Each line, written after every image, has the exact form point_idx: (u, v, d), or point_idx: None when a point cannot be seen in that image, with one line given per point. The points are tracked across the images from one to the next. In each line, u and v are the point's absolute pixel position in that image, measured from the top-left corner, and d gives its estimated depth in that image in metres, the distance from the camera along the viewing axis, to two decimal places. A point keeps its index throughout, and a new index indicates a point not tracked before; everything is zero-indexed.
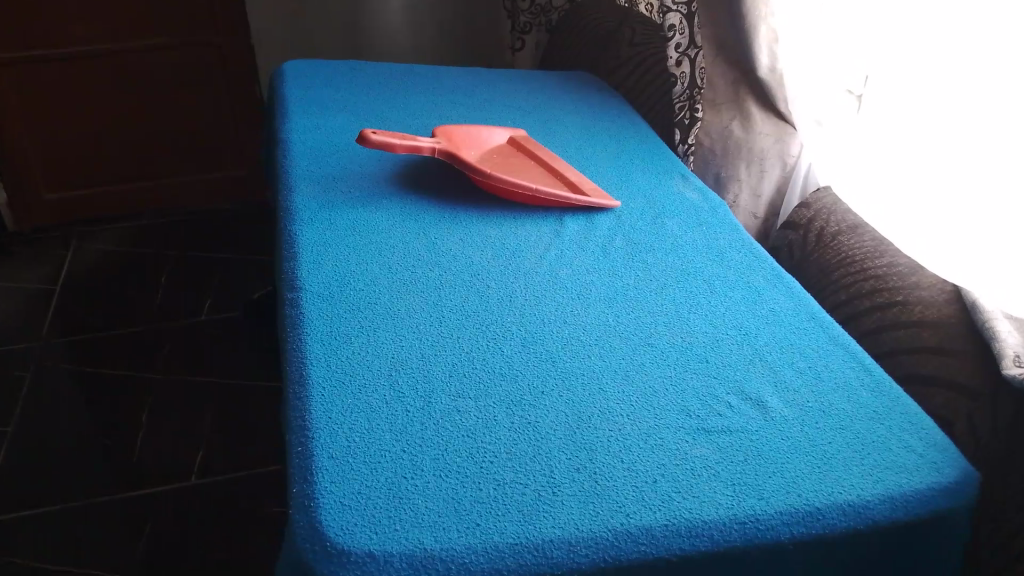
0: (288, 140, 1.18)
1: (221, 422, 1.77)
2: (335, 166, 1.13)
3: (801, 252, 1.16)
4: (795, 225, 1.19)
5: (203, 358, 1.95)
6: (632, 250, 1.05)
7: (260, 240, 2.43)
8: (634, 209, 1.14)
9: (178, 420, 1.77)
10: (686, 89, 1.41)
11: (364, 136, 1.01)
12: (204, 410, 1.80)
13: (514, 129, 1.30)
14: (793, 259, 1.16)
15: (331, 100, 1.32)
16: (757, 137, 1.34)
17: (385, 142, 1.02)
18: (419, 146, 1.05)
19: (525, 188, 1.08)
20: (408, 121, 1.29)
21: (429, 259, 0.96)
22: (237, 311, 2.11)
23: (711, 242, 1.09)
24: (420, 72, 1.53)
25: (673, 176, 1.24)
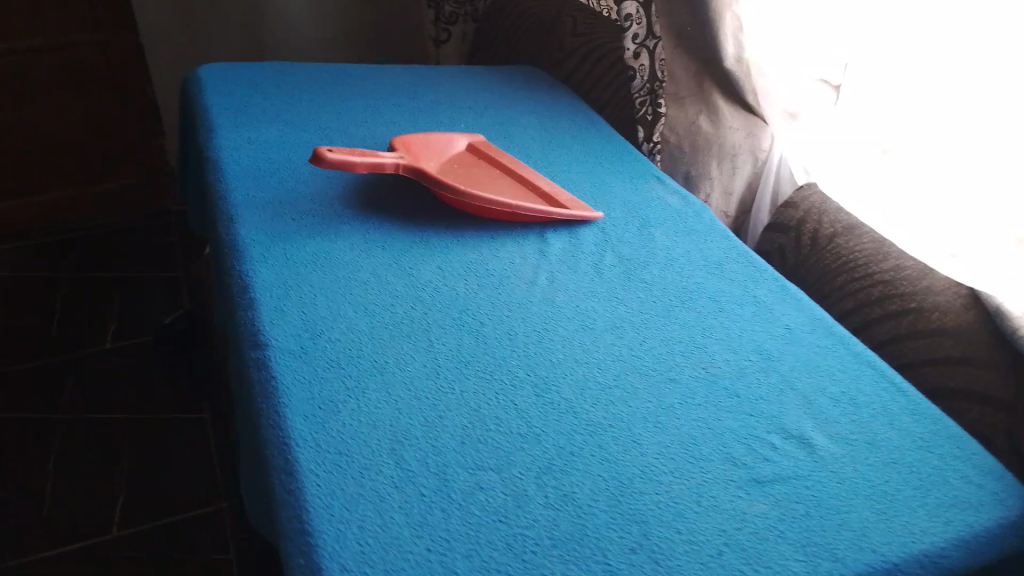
0: (220, 158, 1.02)
1: (144, 463, 1.57)
2: (280, 188, 0.97)
3: (795, 255, 1.09)
4: (783, 227, 1.11)
5: (116, 393, 1.73)
6: (626, 267, 0.95)
7: (167, 253, 2.20)
8: (617, 219, 1.04)
9: (93, 465, 1.56)
10: (645, 82, 1.28)
11: (318, 155, 0.88)
12: (122, 451, 1.59)
13: (471, 134, 1.17)
14: (784, 263, 1.08)
15: (260, 109, 1.16)
16: (727, 132, 1.26)
17: (343, 160, 0.88)
18: (381, 163, 0.92)
19: (503, 206, 0.96)
20: (352, 130, 1.14)
21: (409, 296, 0.83)
22: (149, 336, 1.90)
23: (705, 252, 1.00)
24: (353, 73, 1.38)
25: (648, 179, 1.15)
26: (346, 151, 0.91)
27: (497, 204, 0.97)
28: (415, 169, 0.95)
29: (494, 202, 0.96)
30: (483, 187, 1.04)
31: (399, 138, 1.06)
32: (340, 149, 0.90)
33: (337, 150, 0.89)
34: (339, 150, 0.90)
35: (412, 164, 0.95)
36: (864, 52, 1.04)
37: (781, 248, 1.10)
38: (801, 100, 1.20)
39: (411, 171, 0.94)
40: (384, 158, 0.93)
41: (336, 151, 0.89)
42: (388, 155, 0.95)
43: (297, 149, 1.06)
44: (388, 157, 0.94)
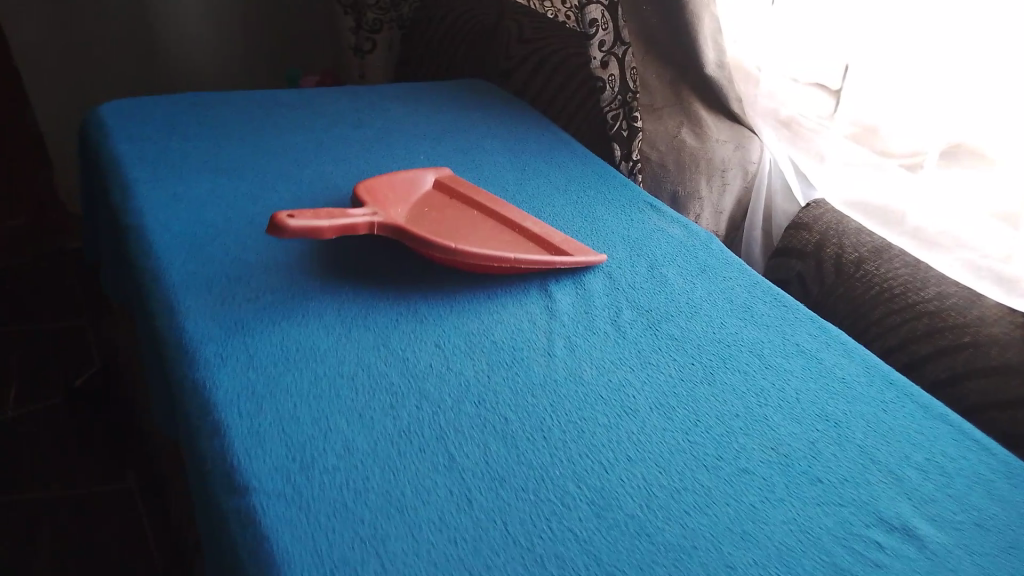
0: (144, 227, 0.82)
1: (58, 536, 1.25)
2: (224, 257, 0.80)
3: (821, 285, 0.96)
4: (799, 253, 0.99)
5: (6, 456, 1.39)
6: (649, 320, 0.81)
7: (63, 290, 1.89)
8: (623, 261, 0.91)
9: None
10: (616, 94, 1.14)
11: (278, 223, 0.70)
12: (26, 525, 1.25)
13: (436, 169, 1.02)
14: (807, 295, 0.96)
15: (182, 156, 0.97)
16: (715, 147, 1.13)
17: (310, 226, 0.72)
18: (354, 224, 0.76)
19: (502, 261, 0.81)
20: (296, 175, 0.97)
21: (410, 390, 0.67)
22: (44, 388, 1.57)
23: (727, 291, 0.88)
24: (283, 98, 1.18)
25: (642, 208, 1.02)
26: (311, 212, 0.74)
27: (493, 260, 0.82)
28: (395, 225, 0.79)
29: (491, 258, 0.81)
30: (466, 240, 0.88)
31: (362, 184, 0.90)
32: (305, 212, 0.73)
33: (299, 214, 0.73)
34: (305, 213, 0.73)
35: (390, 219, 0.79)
36: (865, 38, 0.93)
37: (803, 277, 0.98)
38: (795, 100, 1.09)
39: (392, 230, 0.78)
40: (356, 216, 0.77)
41: (300, 215, 0.72)
42: (359, 210, 0.79)
43: (238, 207, 0.88)
44: (361, 213, 0.78)
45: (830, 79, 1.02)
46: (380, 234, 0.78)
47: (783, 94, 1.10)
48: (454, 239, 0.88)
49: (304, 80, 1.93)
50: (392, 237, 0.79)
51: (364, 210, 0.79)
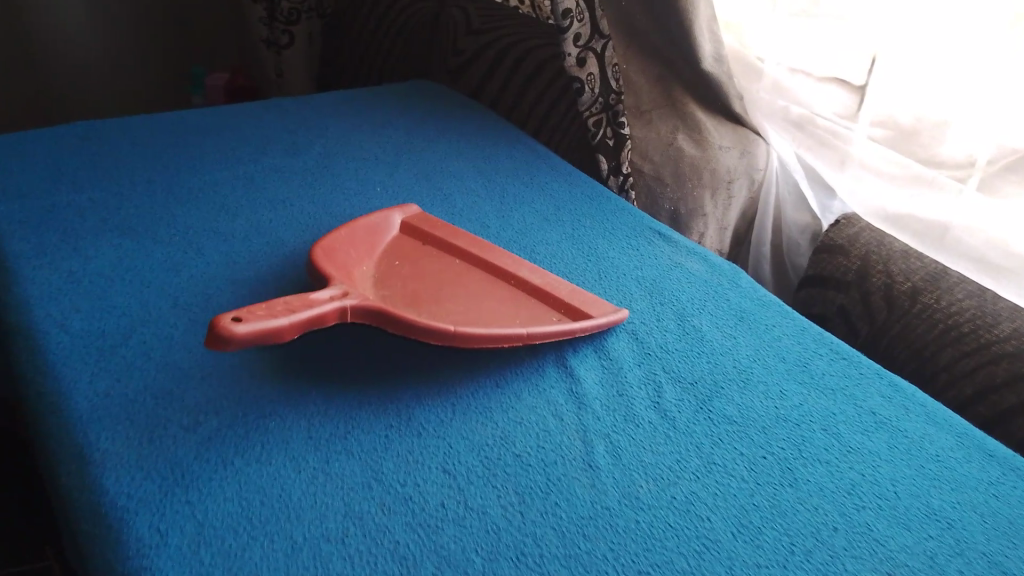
0: (32, 327, 0.62)
1: None
2: (147, 364, 0.60)
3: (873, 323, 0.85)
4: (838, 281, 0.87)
5: None
6: (697, 398, 0.66)
7: None
8: (646, 313, 0.74)
9: None
10: (599, 95, 0.98)
11: (220, 329, 0.51)
12: None
13: (401, 207, 0.83)
14: (854, 333, 0.84)
15: (77, 215, 0.75)
16: (718, 154, 0.97)
17: (264, 328, 0.53)
18: (321, 313, 0.57)
19: (512, 338, 0.64)
20: (226, 229, 0.77)
21: (427, 550, 0.50)
22: None
23: (774, 346, 0.73)
24: (197, 122, 0.97)
25: (651, 238, 0.86)
26: (263, 306, 0.55)
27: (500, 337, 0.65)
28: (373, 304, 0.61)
29: (499, 335, 0.64)
30: (455, 308, 0.71)
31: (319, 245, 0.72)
32: (256, 309, 0.54)
33: (247, 314, 0.53)
34: (255, 310, 0.54)
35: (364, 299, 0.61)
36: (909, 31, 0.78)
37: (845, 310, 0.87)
38: (808, 95, 0.93)
39: (371, 315, 0.60)
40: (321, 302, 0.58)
41: (248, 317, 0.53)
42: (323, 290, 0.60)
43: (160, 286, 0.68)
44: (327, 296, 0.59)
45: (852, 72, 0.87)
46: (355, 320, 0.60)
47: (791, 87, 0.95)
48: (439, 310, 0.70)
49: (210, 79, 1.67)
50: (370, 322, 0.60)
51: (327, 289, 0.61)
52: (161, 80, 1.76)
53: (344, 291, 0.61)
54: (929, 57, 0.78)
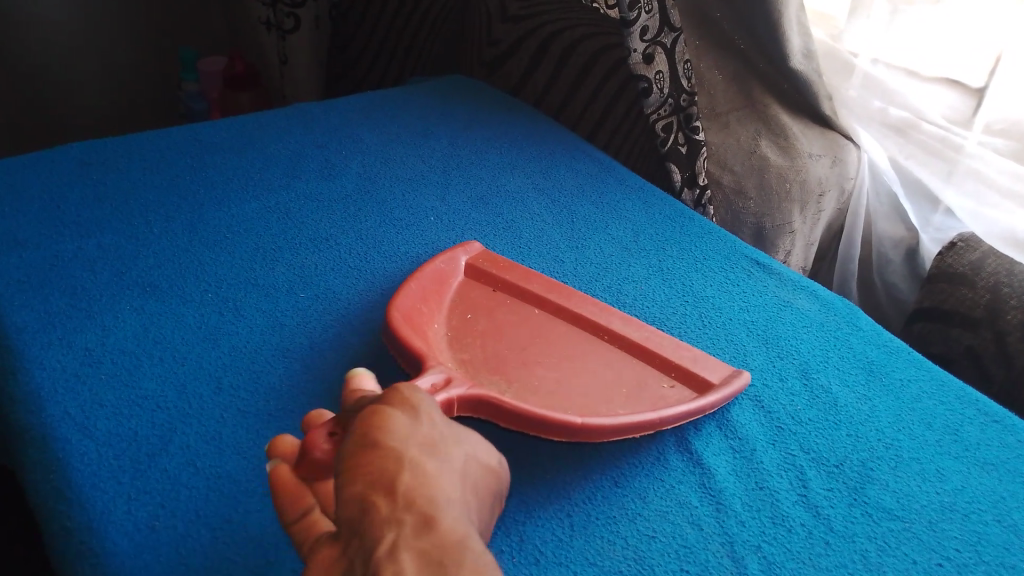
0: (49, 433, 0.51)
1: None
2: (195, 480, 0.49)
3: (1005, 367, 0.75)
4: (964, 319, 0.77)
5: None
6: (847, 486, 0.55)
7: None
8: (766, 372, 0.64)
9: None
10: (670, 98, 0.85)
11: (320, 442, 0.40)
12: None
13: (460, 248, 0.71)
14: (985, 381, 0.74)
15: (88, 271, 0.64)
16: (809, 164, 0.86)
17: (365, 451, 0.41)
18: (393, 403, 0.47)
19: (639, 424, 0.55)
20: (265, 281, 0.65)
21: None
22: None
23: (917, 408, 0.62)
24: (213, 138, 0.84)
25: (751, 271, 0.75)
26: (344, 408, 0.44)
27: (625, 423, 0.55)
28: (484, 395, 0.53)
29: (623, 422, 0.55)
30: (551, 373, 0.59)
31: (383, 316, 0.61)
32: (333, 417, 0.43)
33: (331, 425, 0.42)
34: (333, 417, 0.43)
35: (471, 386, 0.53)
36: None
37: (975, 353, 0.78)
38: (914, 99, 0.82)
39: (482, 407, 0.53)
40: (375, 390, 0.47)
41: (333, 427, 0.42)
42: (361, 370, 0.49)
43: (198, 364, 0.57)
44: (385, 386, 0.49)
45: (968, 74, 0.76)
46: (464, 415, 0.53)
47: (892, 86, 0.83)
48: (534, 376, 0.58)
49: (205, 65, 1.52)
50: (482, 416, 0.53)
51: (425, 376, 0.53)
52: (149, 64, 1.60)
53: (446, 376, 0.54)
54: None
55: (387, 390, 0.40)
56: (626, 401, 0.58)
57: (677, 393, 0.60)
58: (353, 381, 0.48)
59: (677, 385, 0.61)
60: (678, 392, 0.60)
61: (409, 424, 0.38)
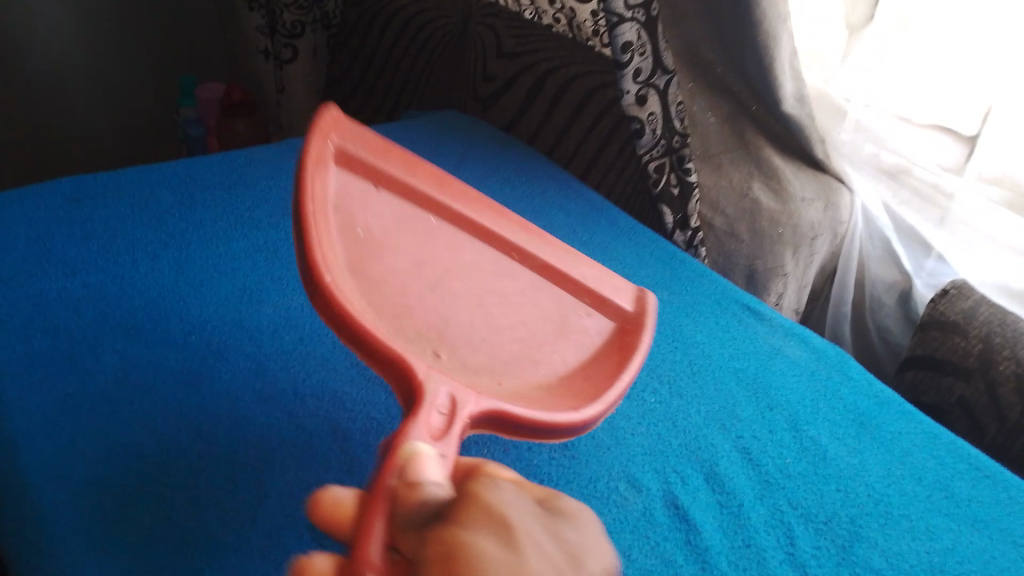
0: (24, 482, 0.50)
1: None
2: (170, 534, 0.48)
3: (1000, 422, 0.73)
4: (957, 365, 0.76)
5: None
6: (836, 546, 0.54)
7: None
8: (755, 423, 0.63)
9: None
10: (664, 139, 0.85)
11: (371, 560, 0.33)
12: None
13: (315, 132, 0.48)
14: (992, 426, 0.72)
15: (73, 313, 0.63)
16: (801, 209, 0.87)
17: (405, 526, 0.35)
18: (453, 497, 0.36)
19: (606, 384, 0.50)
20: (250, 323, 0.65)
21: None
22: None
23: (907, 463, 0.62)
24: (204, 175, 0.85)
25: (741, 317, 0.74)
26: (410, 515, 0.34)
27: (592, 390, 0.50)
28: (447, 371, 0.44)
29: (582, 384, 0.50)
30: (467, 310, 0.50)
31: (304, 275, 0.41)
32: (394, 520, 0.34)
33: (406, 544, 0.34)
34: (396, 521, 0.34)
35: (468, 390, 0.43)
36: None
37: (967, 404, 0.77)
38: (907, 145, 0.82)
39: (484, 419, 0.43)
40: (438, 479, 0.36)
41: (410, 544, 0.34)
42: (420, 449, 0.37)
43: (179, 409, 0.56)
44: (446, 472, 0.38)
45: (961, 122, 0.76)
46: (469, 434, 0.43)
47: (879, 132, 0.84)
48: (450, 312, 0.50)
49: (202, 91, 1.51)
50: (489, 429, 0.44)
51: (432, 395, 0.40)
52: (147, 92, 1.61)
53: (443, 386, 0.41)
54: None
55: (466, 513, 0.35)
56: (554, 342, 0.52)
57: (597, 324, 0.56)
58: (408, 463, 0.36)
59: (596, 314, 0.57)
60: (604, 328, 0.56)
61: (513, 563, 0.33)
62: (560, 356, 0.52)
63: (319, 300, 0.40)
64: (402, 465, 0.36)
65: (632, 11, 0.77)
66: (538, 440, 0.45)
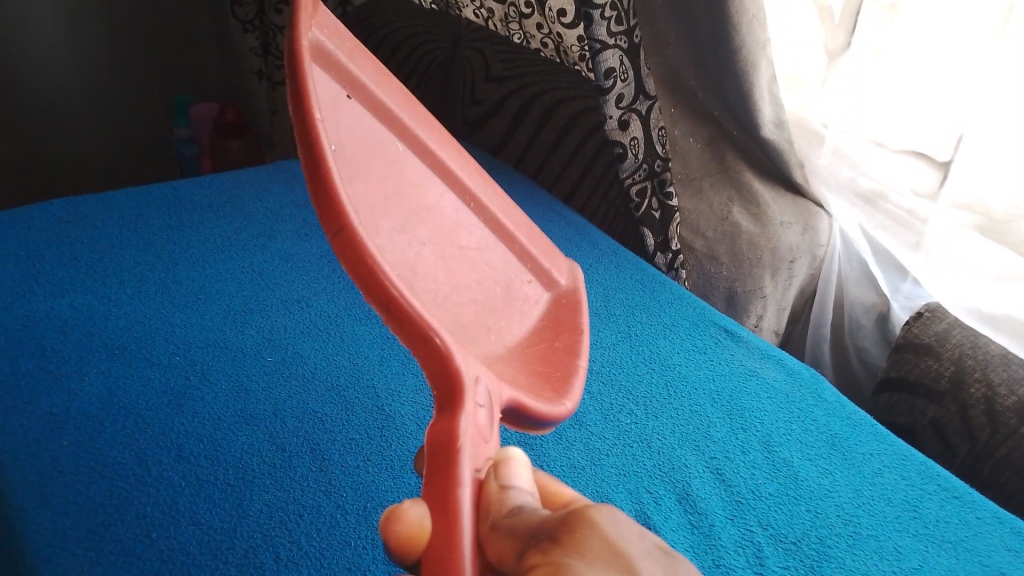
0: (7, 500, 0.51)
1: None
2: (149, 552, 0.49)
3: (974, 441, 0.75)
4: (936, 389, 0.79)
5: None
6: (805, 564, 0.55)
7: None
8: (728, 444, 0.64)
9: None
10: (645, 164, 0.87)
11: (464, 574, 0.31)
12: None
13: (291, 19, 0.36)
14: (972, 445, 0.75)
15: (60, 333, 0.65)
16: (780, 232, 0.88)
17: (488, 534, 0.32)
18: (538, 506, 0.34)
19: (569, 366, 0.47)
20: (234, 343, 0.66)
21: None
22: None
23: (878, 484, 0.63)
24: (194, 197, 0.86)
25: (718, 339, 0.76)
26: (523, 525, 0.32)
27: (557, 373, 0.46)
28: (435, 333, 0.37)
29: (544, 364, 0.47)
30: (432, 261, 0.43)
31: (318, 210, 0.33)
32: (499, 530, 0.32)
33: (505, 552, 0.32)
34: (498, 531, 0.32)
35: (491, 377, 0.38)
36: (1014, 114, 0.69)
37: (939, 425, 0.79)
38: (882, 170, 0.84)
39: (503, 409, 0.39)
40: (527, 486, 0.35)
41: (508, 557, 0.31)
42: (514, 453, 0.36)
43: (161, 429, 0.57)
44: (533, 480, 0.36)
45: (935, 147, 0.78)
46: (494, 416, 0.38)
47: (856, 158, 0.85)
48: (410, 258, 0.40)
49: (197, 111, 1.53)
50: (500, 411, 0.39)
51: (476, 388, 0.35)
52: (143, 112, 1.63)
53: (476, 372, 0.36)
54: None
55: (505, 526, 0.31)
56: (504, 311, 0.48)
57: (536, 293, 0.52)
58: (501, 466, 0.35)
59: (532, 281, 0.53)
60: (539, 299, 0.52)
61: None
62: (508, 328, 0.48)
63: (343, 245, 0.33)
64: (494, 470, 0.35)
65: (615, 39, 0.79)
66: (518, 429, 0.42)
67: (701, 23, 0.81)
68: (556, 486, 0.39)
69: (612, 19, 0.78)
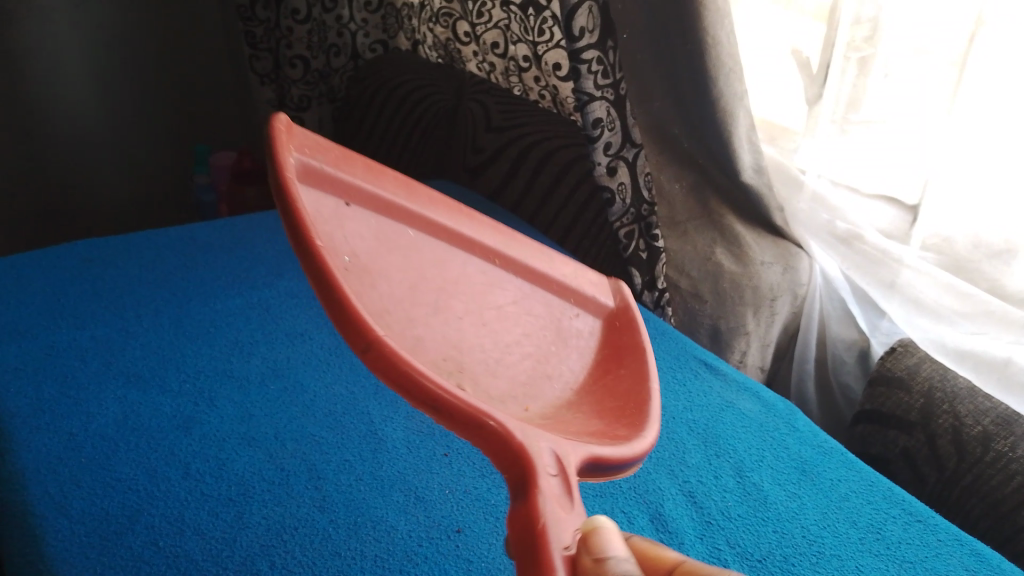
0: (29, 510, 0.55)
1: None
2: (156, 557, 0.53)
3: (944, 467, 0.81)
4: (906, 423, 0.85)
5: None
6: None
7: None
8: (702, 471, 0.68)
9: None
10: (631, 207, 0.92)
11: None
12: None
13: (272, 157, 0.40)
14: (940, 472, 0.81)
15: (81, 362, 0.70)
16: (761, 272, 0.93)
17: None
18: None
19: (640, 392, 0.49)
20: (240, 372, 0.71)
21: None
22: None
23: (844, 508, 0.66)
24: (208, 238, 0.92)
25: (698, 371, 0.80)
26: None
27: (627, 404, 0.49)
28: (493, 404, 0.40)
29: (611, 399, 0.49)
30: (474, 329, 0.46)
31: (346, 335, 0.35)
32: None
33: None
34: None
35: (557, 441, 0.38)
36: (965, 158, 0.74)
37: (909, 455, 0.85)
38: (853, 212, 0.88)
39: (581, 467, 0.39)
40: (622, 555, 0.34)
41: None
42: (602, 524, 0.35)
43: (171, 448, 0.62)
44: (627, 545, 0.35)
45: (904, 191, 0.82)
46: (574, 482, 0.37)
47: (835, 202, 0.89)
48: (432, 321, 0.43)
49: (217, 159, 1.61)
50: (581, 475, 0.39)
51: (542, 459, 0.36)
52: (165, 160, 1.71)
53: (538, 443, 0.36)
54: (996, 180, 0.73)
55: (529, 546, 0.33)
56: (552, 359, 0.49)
57: (587, 323, 0.53)
58: (590, 538, 0.34)
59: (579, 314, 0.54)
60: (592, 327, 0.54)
61: None
62: (567, 366, 0.50)
63: (375, 359, 0.34)
64: (583, 543, 0.34)
65: (602, 90, 0.85)
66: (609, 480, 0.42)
67: (682, 76, 0.86)
68: (658, 550, 0.42)
69: (597, 73, 0.84)
